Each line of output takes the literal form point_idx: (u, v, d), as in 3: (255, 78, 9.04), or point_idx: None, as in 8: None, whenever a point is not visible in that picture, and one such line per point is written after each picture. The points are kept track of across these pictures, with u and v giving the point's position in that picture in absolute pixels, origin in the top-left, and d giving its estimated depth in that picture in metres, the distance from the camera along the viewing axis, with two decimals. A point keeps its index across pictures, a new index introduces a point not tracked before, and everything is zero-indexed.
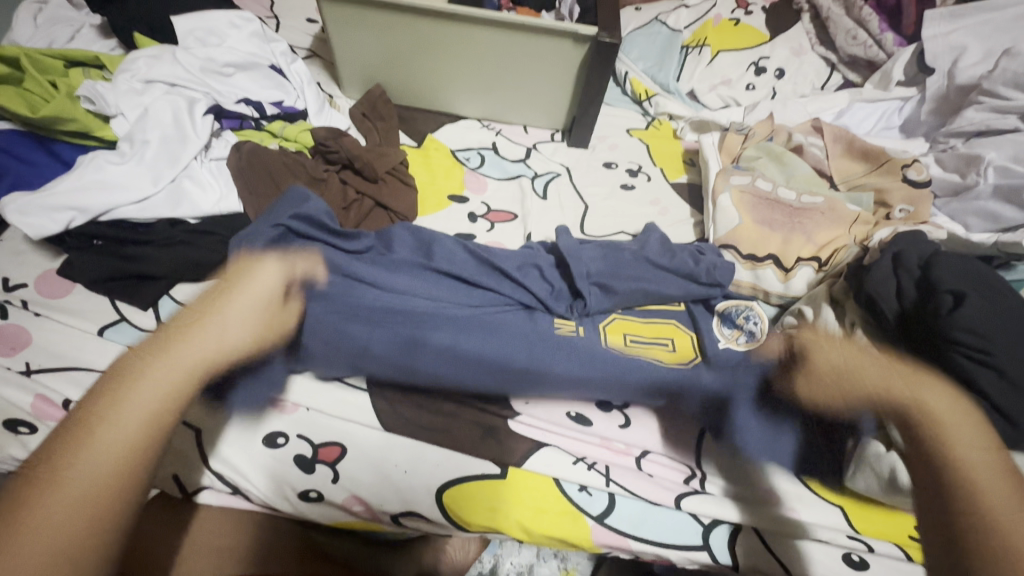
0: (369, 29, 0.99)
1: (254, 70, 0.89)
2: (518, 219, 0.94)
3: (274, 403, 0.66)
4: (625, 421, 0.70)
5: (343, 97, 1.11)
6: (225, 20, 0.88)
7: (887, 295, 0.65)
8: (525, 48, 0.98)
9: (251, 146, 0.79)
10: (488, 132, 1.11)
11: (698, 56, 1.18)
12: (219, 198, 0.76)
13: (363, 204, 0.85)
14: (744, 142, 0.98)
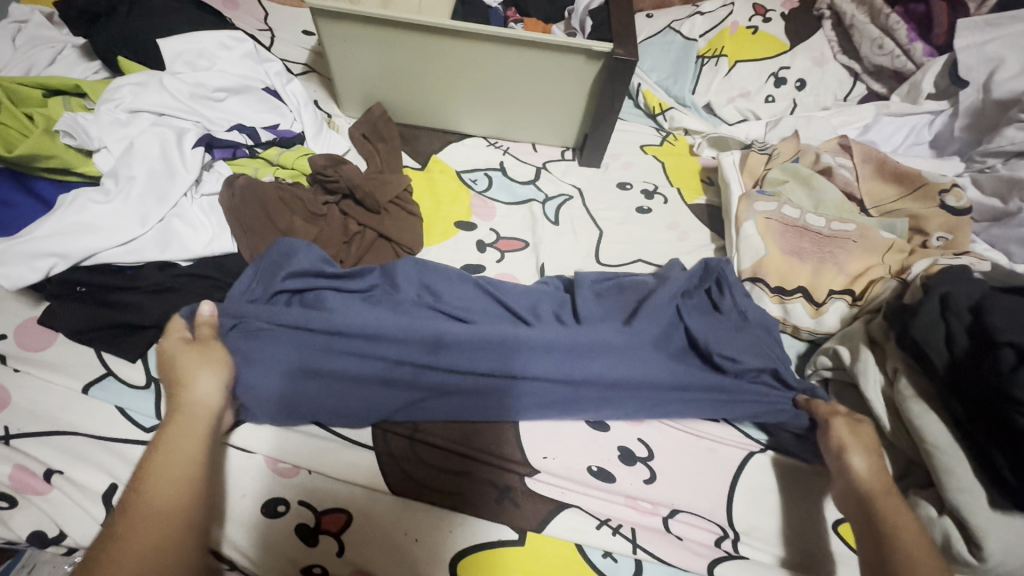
0: (368, 46, 0.93)
1: (247, 94, 0.84)
2: (530, 246, 0.89)
3: (273, 465, 0.62)
4: (651, 476, 0.65)
5: (342, 115, 1.06)
6: (214, 41, 0.83)
7: (936, 344, 0.60)
8: (534, 65, 0.92)
9: (244, 180, 0.74)
10: (496, 150, 1.05)
11: (715, 67, 1.13)
12: (210, 238, 0.71)
13: (365, 237, 0.81)
14: (767, 163, 0.93)
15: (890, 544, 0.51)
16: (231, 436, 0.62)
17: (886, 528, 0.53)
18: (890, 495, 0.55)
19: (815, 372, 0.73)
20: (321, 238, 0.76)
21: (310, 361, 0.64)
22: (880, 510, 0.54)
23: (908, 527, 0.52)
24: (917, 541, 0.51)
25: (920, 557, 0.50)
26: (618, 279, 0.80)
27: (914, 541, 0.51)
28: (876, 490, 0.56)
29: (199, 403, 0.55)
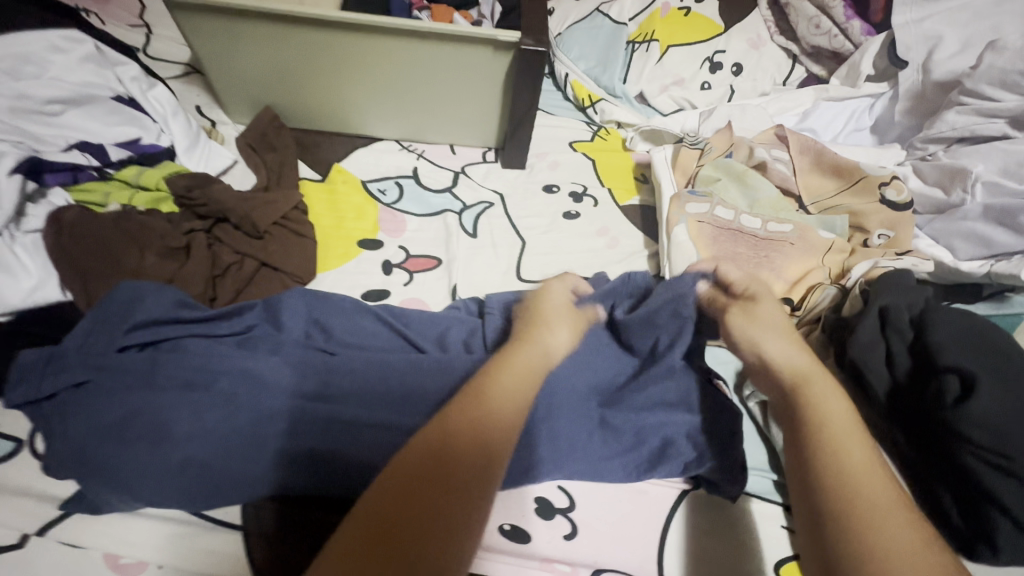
0: (244, 41, 0.81)
1: (91, 104, 0.72)
2: (443, 265, 0.79)
3: (114, 562, 0.51)
4: (571, 531, 0.57)
5: (228, 122, 0.93)
6: (41, 42, 0.69)
7: (876, 366, 0.53)
8: (435, 57, 0.82)
9: (73, 216, 0.63)
10: (409, 154, 0.94)
11: (645, 53, 1.04)
12: (34, 286, 0.59)
13: (243, 267, 0.69)
14: (699, 159, 0.85)
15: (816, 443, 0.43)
16: (60, 531, 0.51)
17: (807, 416, 0.46)
18: (815, 382, 0.49)
19: (753, 394, 0.65)
20: (180, 275, 0.64)
21: (164, 422, 0.53)
22: (801, 400, 0.47)
23: (829, 411, 0.46)
24: (839, 425, 0.45)
25: (840, 442, 0.43)
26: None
27: (834, 425, 0.44)
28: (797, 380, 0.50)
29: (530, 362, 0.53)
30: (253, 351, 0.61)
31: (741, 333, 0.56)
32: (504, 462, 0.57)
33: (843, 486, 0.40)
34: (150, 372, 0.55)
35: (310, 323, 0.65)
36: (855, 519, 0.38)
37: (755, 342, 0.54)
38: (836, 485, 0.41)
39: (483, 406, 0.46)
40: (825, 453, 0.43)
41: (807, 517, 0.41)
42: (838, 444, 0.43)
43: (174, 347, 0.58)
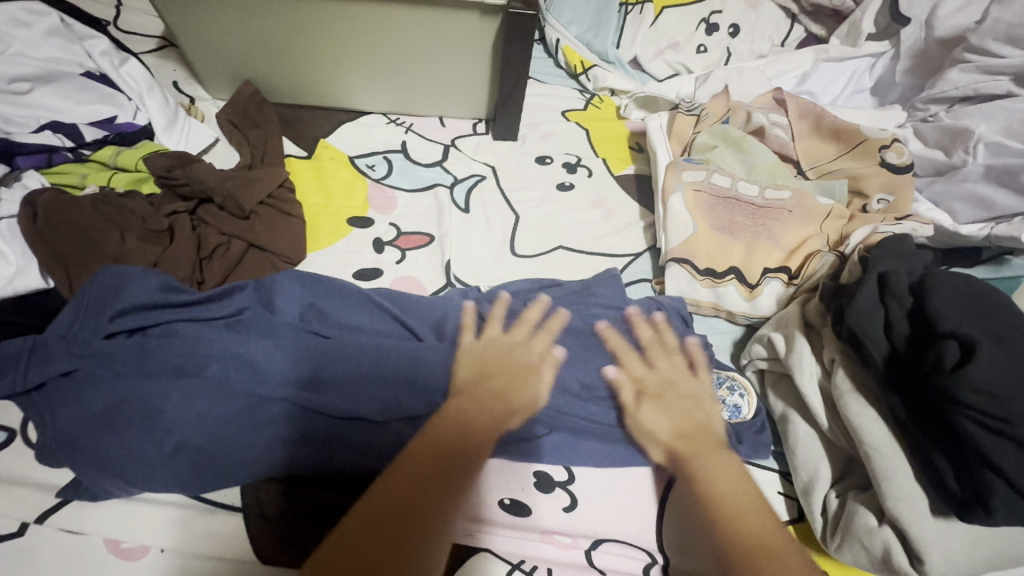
0: (220, 11, 0.77)
1: (60, 81, 0.69)
2: (435, 241, 0.78)
3: (115, 547, 0.51)
4: (570, 503, 0.58)
5: (209, 98, 0.90)
6: (3, 16, 0.66)
7: (874, 333, 0.53)
8: (415, 23, 0.78)
9: (48, 199, 0.61)
10: (397, 128, 0.92)
11: (639, 15, 1.00)
12: (13, 275, 0.57)
13: (231, 248, 0.68)
14: (696, 125, 0.82)
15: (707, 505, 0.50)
16: (59, 518, 0.51)
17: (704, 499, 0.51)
18: (702, 455, 0.54)
19: (750, 362, 0.65)
20: (165, 258, 0.63)
21: (158, 412, 0.52)
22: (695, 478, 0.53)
23: (719, 481, 0.51)
24: (726, 491, 0.51)
25: (711, 492, 0.51)
26: (543, 289, 0.70)
27: (725, 500, 0.50)
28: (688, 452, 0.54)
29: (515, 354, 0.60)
30: (242, 334, 0.59)
31: (659, 376, 0.60)
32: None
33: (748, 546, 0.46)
34: (139, 361, 0.54)
35: (303, 307, 0.64)
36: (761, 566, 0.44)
37: (661, 407, 0.57)
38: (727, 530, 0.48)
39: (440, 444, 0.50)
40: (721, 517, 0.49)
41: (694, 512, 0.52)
42: (730, 516, 0.49)
43: (164, 333, 0.57)
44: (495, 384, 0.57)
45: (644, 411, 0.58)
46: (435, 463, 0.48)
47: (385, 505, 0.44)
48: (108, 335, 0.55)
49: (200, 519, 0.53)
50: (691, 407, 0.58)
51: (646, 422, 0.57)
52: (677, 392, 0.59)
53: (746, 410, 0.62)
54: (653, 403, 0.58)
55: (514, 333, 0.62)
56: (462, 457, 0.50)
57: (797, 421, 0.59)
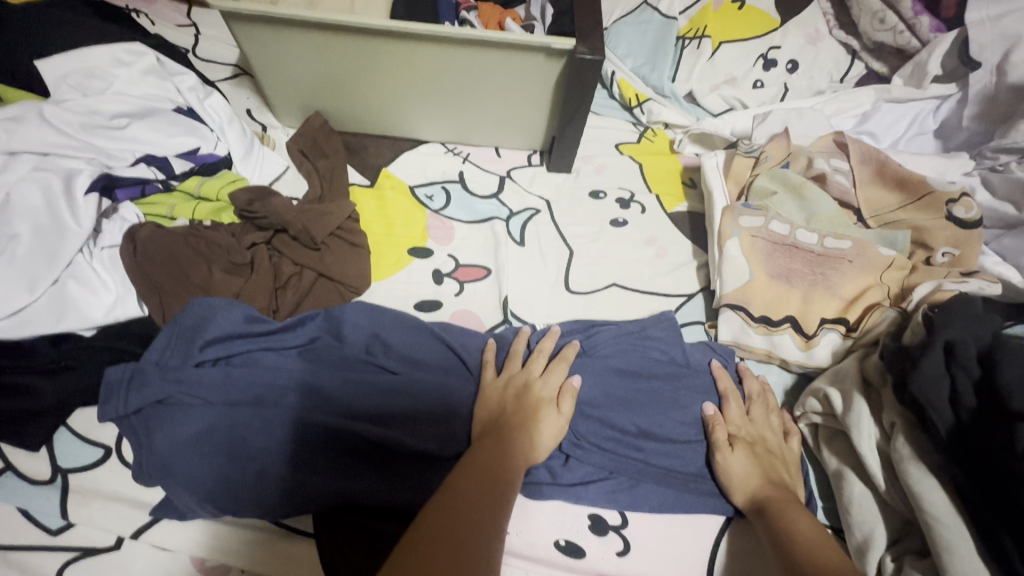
0: (295, 49, 0.80)
1: (154, 117, 0.72)
2: (492, 274, 0.80)
3: (200, 564, 0.55)
4: (624, 547, 0.59)
5: (278, 126, 0.94)
6: (106, 57, 0.71)
7: (939, 403, 0.53)
8: (481, 62, 0.80)
9: (145, 233, 0.65)
10: (454, 158, 0.95)
11: (696, 49, 1.00)
12: (114, 301, 0.62)
13: (302, 278, 0.72)
14: (754, 167, 0.83)
15: (787, 546, 0.51)
16: (151, 535, 0.55)
17: (786, 540, 0.51)
18: (785, 500, 0.55)
19: (804, 415, 0.65)
20: (246, 290, 0.67)
21: (240, 441, 0.56)
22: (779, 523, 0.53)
23: (800, 526, 0.52)
24: (810, 537, 0.51)
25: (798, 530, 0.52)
26: (598, 328, 0.72)
27: (807, 543, 0.50)
28: (769, 498, 0.56)
29: (545, 395, 0.61)
30: (315, 366, 0.62)
31: (740, 427, 0.62)
32: (563, 463, 0.61)
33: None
34: (222, 392, 0.58)
35: (366, 337, 0.67)
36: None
37: (744, 453, 0.60)
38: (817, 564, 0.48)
39: (487, 466, 0.51)
40: (801, 559, 0.49)
41: (773, 548, 0.52)
42: (814, 559, 0.48)
43: (242, 363, 0.61)
44: (527, 420, 0.58)
45: (735, 454, 0.60)
46: (478, 488, 0.48)
47: (444, 522, 0.44)
48: (192, 364, 0.59)
49: (276, 544, 0.56)
50: (768, 462, 0.60)
51: (732, 465, 0.59)
52: (768, 449, 0.61)
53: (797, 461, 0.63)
54: (743, 452, 0.60)
55: (527, 369, 0.64)
56: (500, 484, 0.50)
57: (853, 481, 0.59)
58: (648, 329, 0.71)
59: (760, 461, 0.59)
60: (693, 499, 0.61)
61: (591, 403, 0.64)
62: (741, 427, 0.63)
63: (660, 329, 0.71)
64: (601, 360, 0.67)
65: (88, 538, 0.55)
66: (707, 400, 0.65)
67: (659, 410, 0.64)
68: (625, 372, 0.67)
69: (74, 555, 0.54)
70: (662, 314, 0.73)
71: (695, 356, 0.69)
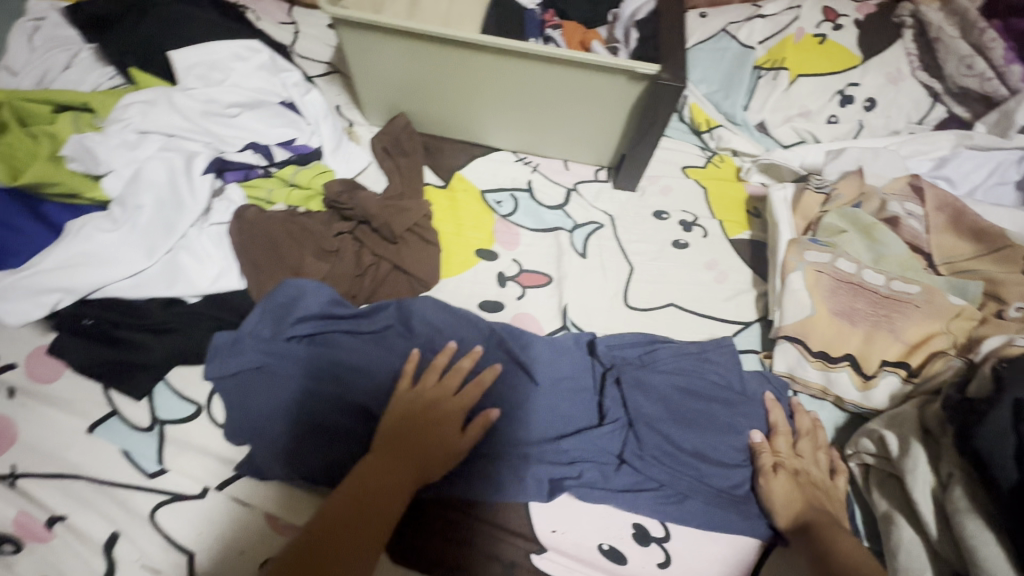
0: (390, 55, 0.85)
1: (261, 108, 0.79)
2: (553, 282, 0.84)
3: (272, 522, 0.59)
4: (665, 559, 0.62)
5: (364, 123, 1.00)
6: (228, 52, 0.78)
7: (1005, 459, 0.53)
8: (564, 80, 0.84)
9: (253, 213, 0.71)
10: (524, 167, 0.99)
11: (773, 80, 1.01)
12: (218, 273, 0.69)
13: (379, 269, 0.76)
14: (825, 204, 0.83)
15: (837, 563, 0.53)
16: (232, 489, 0.61)
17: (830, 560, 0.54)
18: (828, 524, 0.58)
19: (856, 455, 0.66)
20: (333, 276, 0.72)
21: (318, 416, 0.61)
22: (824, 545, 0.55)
23: (845, 546, 0.55)
24: (856, 556, 0.54)
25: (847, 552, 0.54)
26: (653, 346, 0.75)
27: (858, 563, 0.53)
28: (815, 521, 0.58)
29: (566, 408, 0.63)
30: (388, 355, 0.67)
31: (784, 455, 0.65)
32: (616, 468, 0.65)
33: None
34: (305, 372, 0.63)
35: (433, 331, 0.70)
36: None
37: (788, 480, 0.62)
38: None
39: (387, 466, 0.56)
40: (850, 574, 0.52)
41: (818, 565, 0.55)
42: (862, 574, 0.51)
43: (327, 345, 0.66)
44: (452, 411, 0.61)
45: (777, 479, 0.62)
46: (353, 521, 0.51)
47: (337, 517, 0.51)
48: (283, 344, 0.64)
49: None
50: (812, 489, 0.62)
51: (774, 489, 0.62)
52: (813, 479, 0.63)
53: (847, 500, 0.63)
54: (787, 477, 0.62)
55: (444, 385, 0.63)
56: (378, 512, 0.53)
57: (902, 526, 0.59)
58: (702, 351, 0.73)
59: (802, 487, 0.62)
60: (742, 524, 0.62)
61: (645, 418, 0.67)
62: (787, 455, 0.65)
63: (714, 353, 0.73)
64: (657, 376, 0.70)
65: (177, 485, 0.60)
66: (755, 428, 0.67)
67: (713, 432, 0.66)
68: (679, 389, 0.70)
69: (164, 497, 0.59)
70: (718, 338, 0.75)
71: (749, 384, 0.71)
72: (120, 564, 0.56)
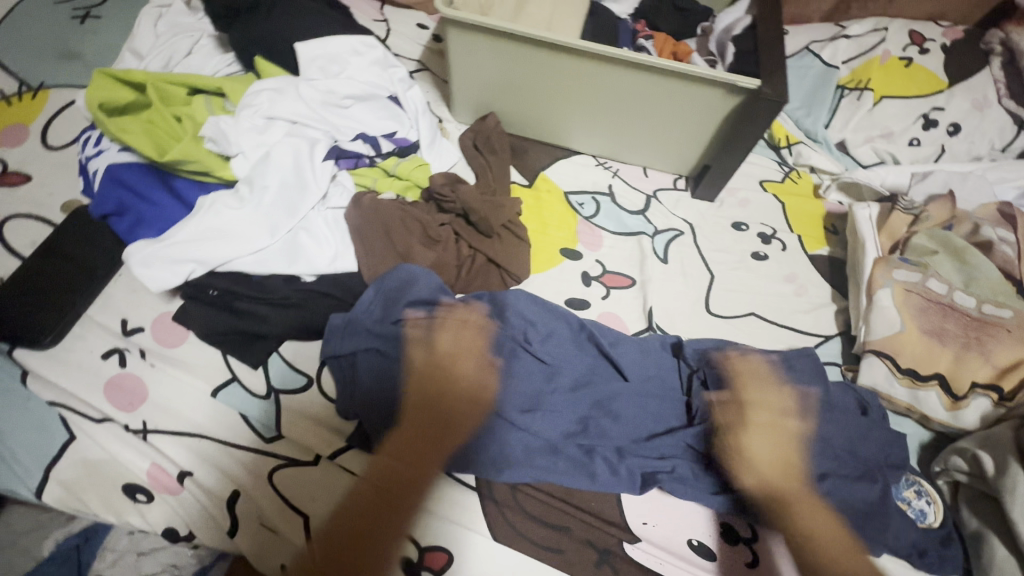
0: (491, 56, 0.89)
1: (371, 101, 0.82)
2: (637, 285, 0.86)
3: (380, 493, 0.63)
4: (753, 560, 0.64)
5: (452, 120, 1.04)
6: (347, 47, 0.82)
7: None
8: (659, 90, 0.86)
9: (372, 199, 0.75)
10: (604, 171, 1.01)
11: (856, 100, 1.02)
12: (334, 256, 0.72)
13: (476, 261, 0.79)
14: (912, 225, 0.84)
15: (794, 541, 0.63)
16: (343, 459, 0.64)
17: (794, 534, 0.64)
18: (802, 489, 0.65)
19: (945, 471, 0.68)
20: (438, 265, 0.76)
21: (423, 398, 0.64)
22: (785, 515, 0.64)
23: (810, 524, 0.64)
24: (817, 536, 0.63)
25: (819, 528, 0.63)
26: (739, 352, 0.77)
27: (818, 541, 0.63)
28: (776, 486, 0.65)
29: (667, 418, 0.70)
30: (484, 346, 0.69)
31: (764, 416, 0.68)
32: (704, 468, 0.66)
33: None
34: (413, 354, 0.67)
35: (527, 324, 0.72)
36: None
37: (739, 441, 0.66)
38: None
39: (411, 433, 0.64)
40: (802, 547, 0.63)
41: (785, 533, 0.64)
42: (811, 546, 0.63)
43: (430, 332, 0.68)
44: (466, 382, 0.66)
45: (739, 438, 0.66)
46: (378, 497, 0.61)
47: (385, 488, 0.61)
48: (395, 325, 0.68)
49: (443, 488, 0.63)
50: (763, 450, 0.66)
51: (748, 447, 0.66)
52: (755, 431, 0.67)
53: (931, 517, 0.67)
54: (741, 428, 0.67)
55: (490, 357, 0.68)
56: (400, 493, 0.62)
57: (996, 544, 0.61)
58: (789, 361, 0.75)
59: (778, 445, 0.67)
60: (830, 532, 0.64)
61: (733, 420, 0.68)
62: (736, 416, 0.68)
63: (802, 363, 0.74)
64: (745, 382, 0.72)
65: (291, 451, 0.64)
66: (841, 438, 0.68)
67: (804, 442, 0.67)
68: (769, 396, 0.70)
69: (280, 462, 0.63)
70: (804, 349, 0.76)
71: (838, 397, 0.71)
72: (242, 520, 0.60)
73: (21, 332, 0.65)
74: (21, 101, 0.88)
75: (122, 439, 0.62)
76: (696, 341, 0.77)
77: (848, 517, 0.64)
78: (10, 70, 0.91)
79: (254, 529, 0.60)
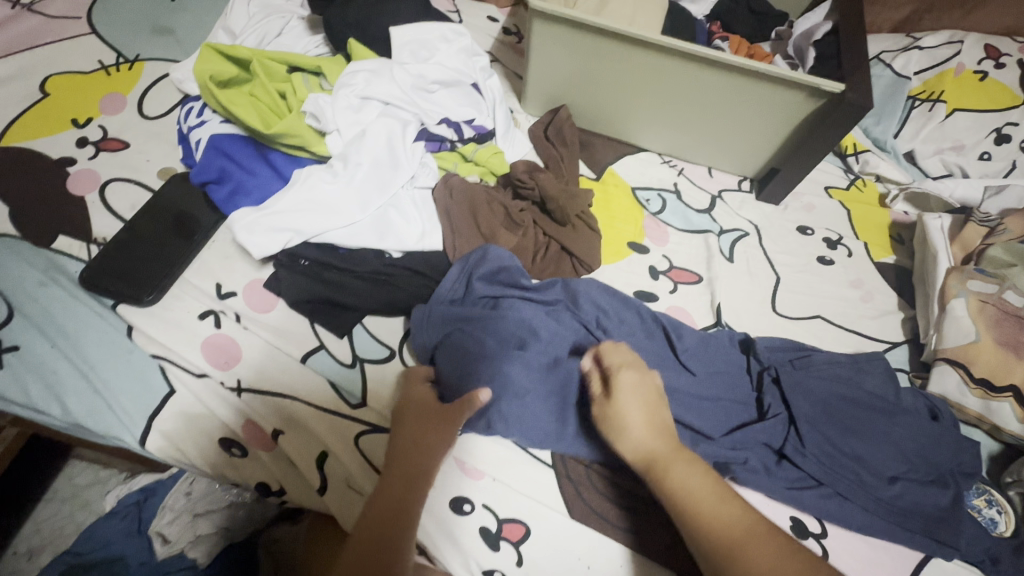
0: (570, 48, 0.90)
1: (457, 89, 0.84)
2: (703, 281, 0.87)
3: (461, 465, 0.64)
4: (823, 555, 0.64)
5: (522, 112, 1.06)
6: (437, 33, 0.85)
7: None
8: (737, 90, 0.87)
9: (460, 181, 0.79)
10: (670, 169, 1.02)
11: (928, 112, 1.02)
12: (422, 234, 0.76)
13: (550, 248, 0.81)
14: (987, 237, 0.84)
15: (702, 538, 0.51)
16: None
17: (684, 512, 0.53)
18: (678, 460, 0.56)
19: (1018, 482, 0.69)
20: (517, 248, 0.78)
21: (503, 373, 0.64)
22: (673, 489, 0.54)
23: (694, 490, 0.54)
24: (707, 505, 0.53)
25: (718, 505, 0.53)
26: (809, 353, 0.78)
27: (704, 514, 0.52)
28: (653, 458, 0.56)
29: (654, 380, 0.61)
30: (556, 334, 0.69)
31: (629, 376, 0.60)
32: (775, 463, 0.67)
33: (727, 545, 0.50)
34: (486, 331, 0.67)
35: (600, 313, 0.73)
36: (733, 568, 0.48)
37: (620, 409, 0.58)
38: (705, 542, 0.51)
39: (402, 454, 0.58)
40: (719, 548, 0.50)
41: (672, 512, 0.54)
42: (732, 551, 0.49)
43: (507, 312, 0.68)
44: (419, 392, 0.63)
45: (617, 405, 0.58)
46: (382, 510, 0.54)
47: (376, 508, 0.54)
48: (471, 303, 0.70)
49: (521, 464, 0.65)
50: (654, 420, 0.57)
51: (624, 417, 0.57)
52: (650, 392, 0.59)
53: (1003, 527, 0.67)
54: (631, 397, 0.58)
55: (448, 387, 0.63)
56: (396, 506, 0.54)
57: None
58: (861, 364, 0.75)
59: (649, 415, 0.58)
60: (902, 533, 0.64)
61: (806, 417, 0.68)
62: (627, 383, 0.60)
63: (873, 367, 0.75)
64: (818, 381, 0.72)
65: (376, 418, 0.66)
66: (914, 442, 0.68)
67: (876, 444, 0.68)
68: (842, 396, 0.71)
69: (365, 427, 0.64)
70: (875, 354, 0.76)
71: (904, 399, 0.73)
72: (331, 480, 0.62)
73: (126, 289, 0.69)
74: (117, 71, 0.91)
75: (219, 396, 0.65)
76: (765, 340, 0.78)
77: (920, 521, 0.64)
78: (106, 40, 0.94)
79: (342, 489, 0.62)
